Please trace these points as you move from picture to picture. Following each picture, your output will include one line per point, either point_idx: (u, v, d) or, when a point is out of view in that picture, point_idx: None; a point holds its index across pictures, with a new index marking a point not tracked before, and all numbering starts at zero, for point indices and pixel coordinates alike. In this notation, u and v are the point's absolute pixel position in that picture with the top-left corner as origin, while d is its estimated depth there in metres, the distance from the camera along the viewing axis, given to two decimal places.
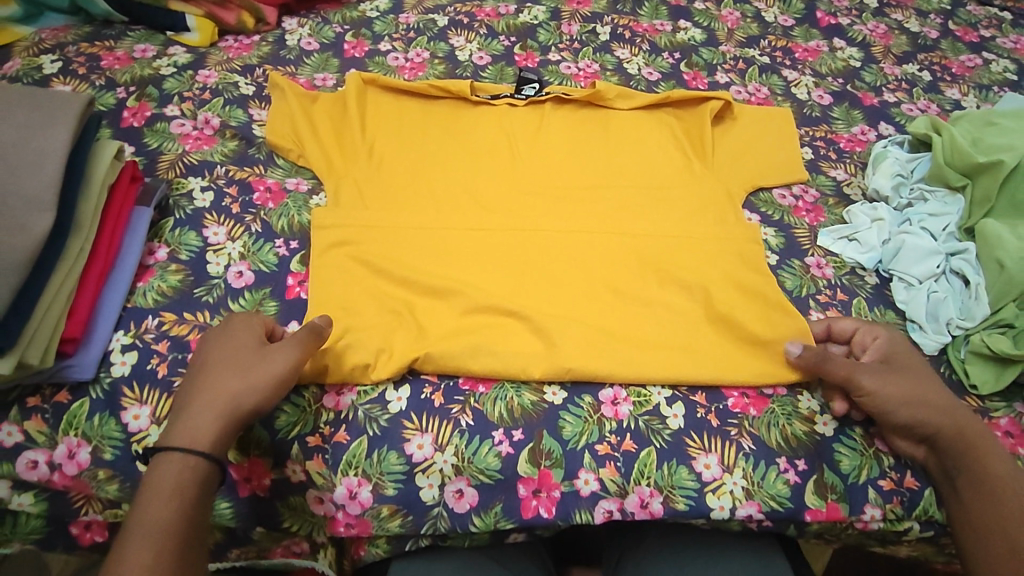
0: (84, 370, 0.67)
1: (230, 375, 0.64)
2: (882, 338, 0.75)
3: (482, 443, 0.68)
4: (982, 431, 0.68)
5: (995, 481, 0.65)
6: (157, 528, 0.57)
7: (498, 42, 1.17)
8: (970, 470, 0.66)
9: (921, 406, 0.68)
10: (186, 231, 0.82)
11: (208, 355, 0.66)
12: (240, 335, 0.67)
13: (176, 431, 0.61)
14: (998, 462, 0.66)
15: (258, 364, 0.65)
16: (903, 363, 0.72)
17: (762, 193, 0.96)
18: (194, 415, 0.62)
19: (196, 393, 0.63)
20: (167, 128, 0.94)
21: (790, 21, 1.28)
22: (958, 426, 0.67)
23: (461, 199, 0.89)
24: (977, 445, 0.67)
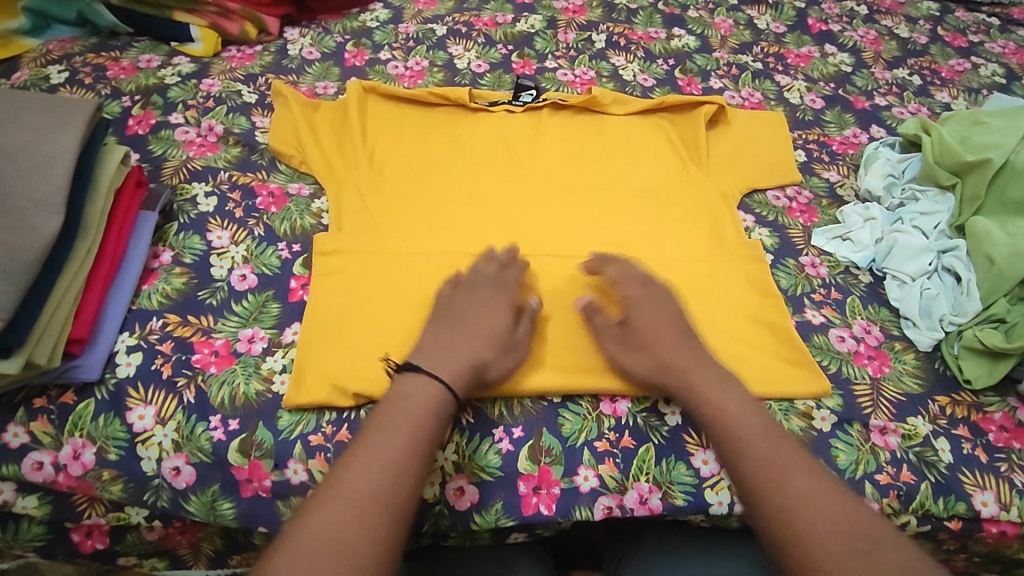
0: (90, 371, 0.68)
1: (499, 336, 0.70)
2: (642, 281, 0.76)
3: (481, 441, 0.69)
4: (726, 378, 0.69)
5: (759, 425, 0.64)
6: (415, 441, 0.59)
7: (496, 50, 1.19)
8: (722, 414, 0.65)
9: (654, 359, 0.70)
10: (190, 235, 0.83)
11: (439, 310, 0.72)
12: (500, 295, 0.73)
13: (437, 360, 0.66)
14: (748, 406, 0.66)
15: (510, 346, 0.71)
16: (664, 311, 0.74)
17: (757, 195, 0.97)
18: (454, 359, 0.66)
19: (457, 339, 0.68)
20: (171, 135, 0.96)
21: (782, 28, 1.31)
22: (682, 373, 0.68)
23: (461, 203, 0.91)
24: (707, 386, 0.67)
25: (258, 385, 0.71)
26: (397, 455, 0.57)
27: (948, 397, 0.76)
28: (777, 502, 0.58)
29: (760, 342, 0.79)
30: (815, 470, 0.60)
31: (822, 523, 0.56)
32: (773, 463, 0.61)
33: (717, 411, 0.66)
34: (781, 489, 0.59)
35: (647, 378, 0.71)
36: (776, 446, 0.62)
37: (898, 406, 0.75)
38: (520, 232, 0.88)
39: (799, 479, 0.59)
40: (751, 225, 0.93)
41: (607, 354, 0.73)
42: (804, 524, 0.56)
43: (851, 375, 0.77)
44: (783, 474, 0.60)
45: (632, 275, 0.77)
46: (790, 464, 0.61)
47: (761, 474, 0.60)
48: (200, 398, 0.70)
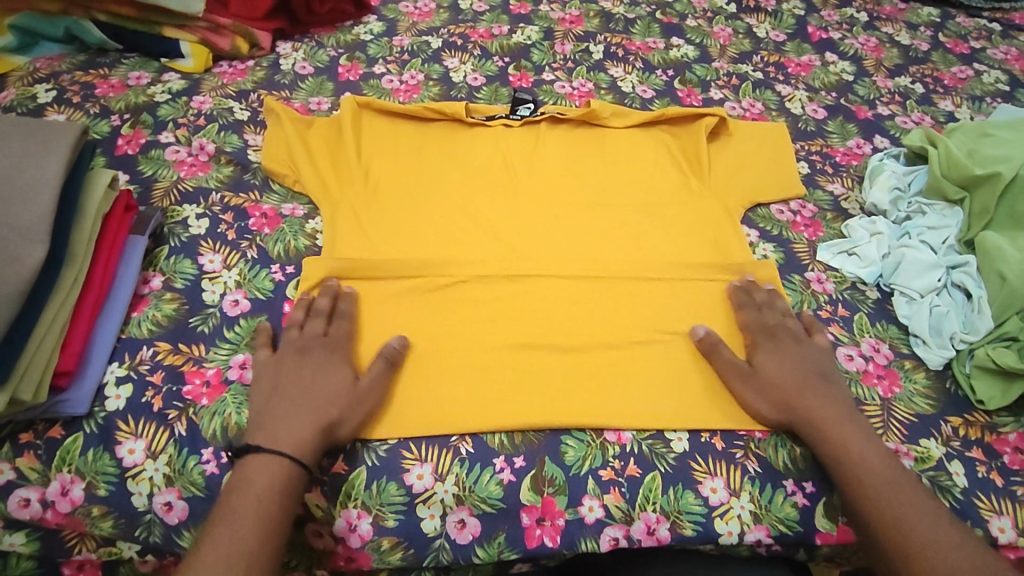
0: (78, 405, 0.66)
1: (337, 397, 0.67)
2: (771, 331, 0.76)
3: (482, 471, 0.67)
4: (850, 412, 0.69)
5: (882, 463, 0.65)
6: (267, 516, 0.59)
7: (492, 62, 1.17)
8: (844, 448, 0.66)
9: (775, 396, 0.71)
10: (182, 259, 0.81)
11: (290, 369, 0.69)
12: (319, 351, 0.71)
13: (273, 434, 0.64)
14: (869, 441, 0.67)
15: (358, 400, 0.68)
16: (789, 348, 0.74)
17: (760, 209, 0.96)
18: (286, 426, 0.64)
19: (294, 404, 0.66)
20: (161, 155, 0.94)
21: (781, 37, 1.29)
22: (803, 408, 0.69)
23: (460, 222, 0.89)
24: (831, 421, 0.68)
25: None
26: (253, 537, 0.58)
27: (960, 418, 0.74)
28: (905, 536, 0.60)
29: None
30: (929, 506, 0.63)
31: (947, 559, 0.59)
32: (896, 499, 0.63)
33: (839, 444, 0.66)
34: (902, 525, 0.61)
35: (768, 418, 0.70)
36: (898, 483, 0.64)
37: (910, 428, 0.73)
38: (520, 251, 0.86)
39: (924, 520, 0.61)
40: (755, 240, 0.91)
41: (730, 388, 0.73)
42: (934, 558, 0.59)
43: (861, 395, 0.75)
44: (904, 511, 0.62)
45: (759, 320, 0.77)
46: (905, 501, 0.62)
47: (880, 510, 0.62)
48: (191, 430, 0.67)
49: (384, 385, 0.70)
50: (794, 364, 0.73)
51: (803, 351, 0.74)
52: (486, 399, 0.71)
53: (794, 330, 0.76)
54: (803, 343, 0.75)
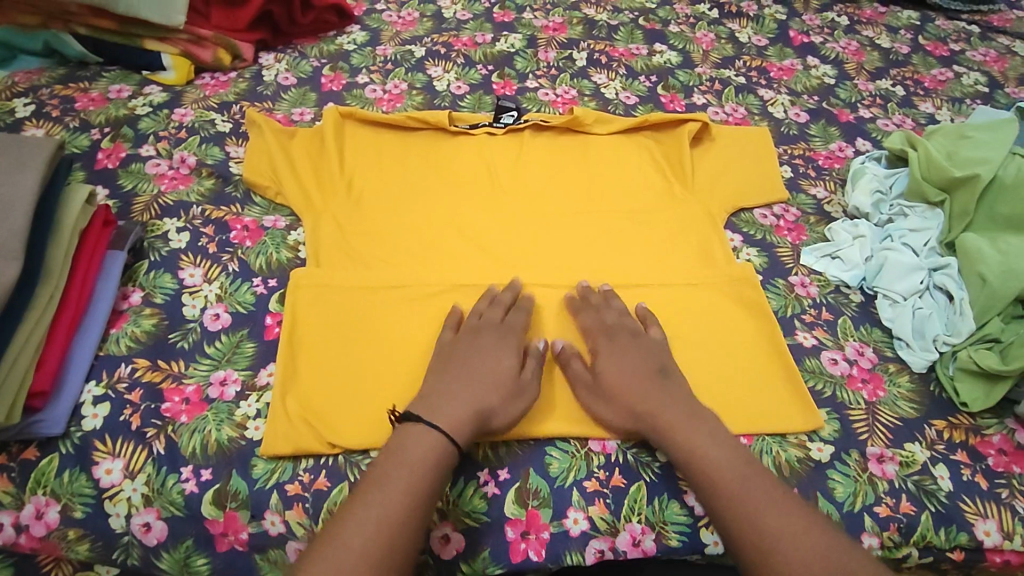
0: (53, 425, 0.65)
1: (499, 384, 0.69)
2: (610, 333, 0.75)
3: (467, 484, 0.67)
4: (693, 412, 0.68)
5: (726, 462, 0.63)
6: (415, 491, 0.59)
7: (476, 71, 1.17)
8: (686, 454, 0.65)
9: (623, 405, 0.69)
10: (161, 273, 0.80)
11: (467, 359, 0.70)
12: (493, 341, 0.73)
13: (442, 412, 0.65)
14: (720, 446, 0.65)
15: (520, 390, 0.69)
16: (630, 350, 0.73)
17: (744, 214, 0.96)
18: (456, 404, 0.66)
19: (472, 388, 0.67)
20: (142, 168, 0.93)
21: (764, 41, 1.30)
22: (649, 419, 0.67)
23: (444, 231, 0.89)
24: (676, 425, 0.66)
25: (231, 432, 0.68)
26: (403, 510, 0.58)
27: (944, 421, 0.74)
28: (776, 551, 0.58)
29: (753, 368, 0.77)
30: (801, 509, 0.61)
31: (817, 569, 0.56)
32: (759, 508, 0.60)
33: (689, 453, 0.64)
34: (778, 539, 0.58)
35: (622, 429, 0.69)
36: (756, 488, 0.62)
37: (894, 431, 0.73)
38: (503, 261, 0.86)
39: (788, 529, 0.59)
40: (738, 244, 0.91)
41: (581, 400, 0.72)
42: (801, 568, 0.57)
43: (845, 398, 0.75)
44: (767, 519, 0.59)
45: (607, 319, 0.76)
46: (768, 505, 0.60)
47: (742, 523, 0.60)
48: (170, 449, 0.67)
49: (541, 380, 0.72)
50: (637, 368, 0.71)
51: (645, 350, 0.73)
52: None
53: (634, 329, 0.75)
54: (643, 342, 0.74)
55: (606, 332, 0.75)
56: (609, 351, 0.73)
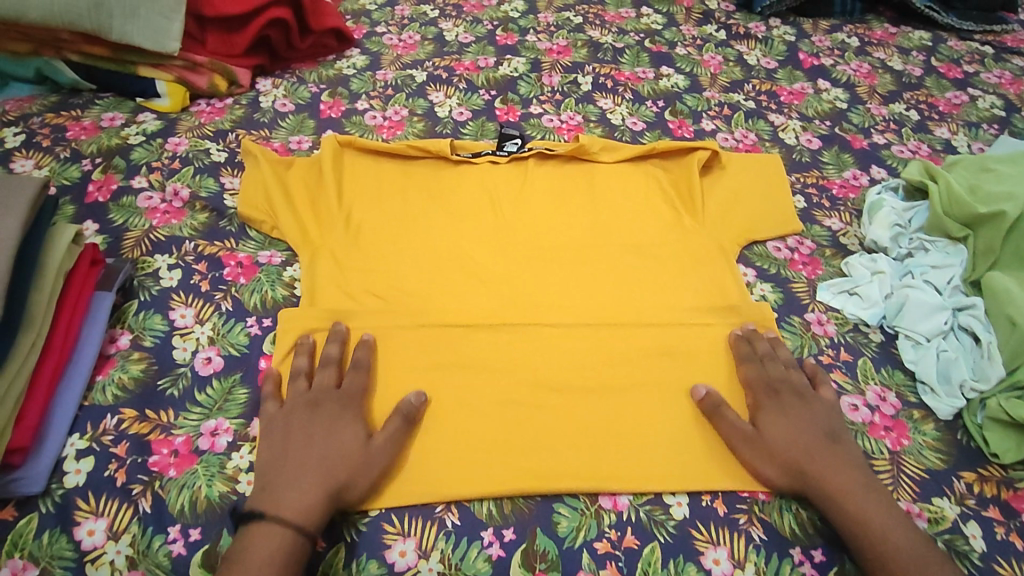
0: (34, 483, 0.62)
1: (349, 457, 0.64)
2: (774, 391, 0.71)
3: (469, 546, 0.62)
4: (865, 477, 0.65)
5: (905, 536, 0.60)
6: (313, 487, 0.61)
7: (478, 96, 1.15)
8: (860, 520, 0.61)
9: (790, 463, 0.66)
10: (152, 314, 0.77)
11: (306, 434, 0.65)
12: (336, 411, 0.68)
13: (289, 499, 0.60)
14: (891, 513, 0.62)
15: (370, 462, 0.64)
16: (795, 408, 0.70)
17: (757, 246, 0.93)
18: (305, 486, 0.61)
19: (314, 472, 0.62)
20: (133, 202, 0.90)
21: (773, 63, 1.27)
22: (817, 479, 0.64)
23: (446, 267, 0.85)
24: (847, 492, 0.63)
25: (222, 487, 0.65)
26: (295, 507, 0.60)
27: (974, 473, 0.70)
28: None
29: None
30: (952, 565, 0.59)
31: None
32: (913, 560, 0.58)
33: (862, 520, 0.61)
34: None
35: (783, 487, 0.66)
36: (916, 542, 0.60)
37: (921, 484, 0.69)
38: (508, 299, 0.82)
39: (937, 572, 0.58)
40: (752, 280, 0.88)
41: (738, 453, 0.68)
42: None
43: (869, 448, 0.71)
44: (920, 573, 0.58)
45: (774, 371, 0.73)
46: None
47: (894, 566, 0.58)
48: (157, 506, 0.63)
49: (400, 440, 0.67)
50: (793, 427, 0.68)
51: (812, 409, 0.69)
52: (473, 464, 0.67)
53: (801, 387, 0.71)
54: (811, 402, 0.70)
55: (773, 385, 0.71)
56: (775, 410, 0.70)
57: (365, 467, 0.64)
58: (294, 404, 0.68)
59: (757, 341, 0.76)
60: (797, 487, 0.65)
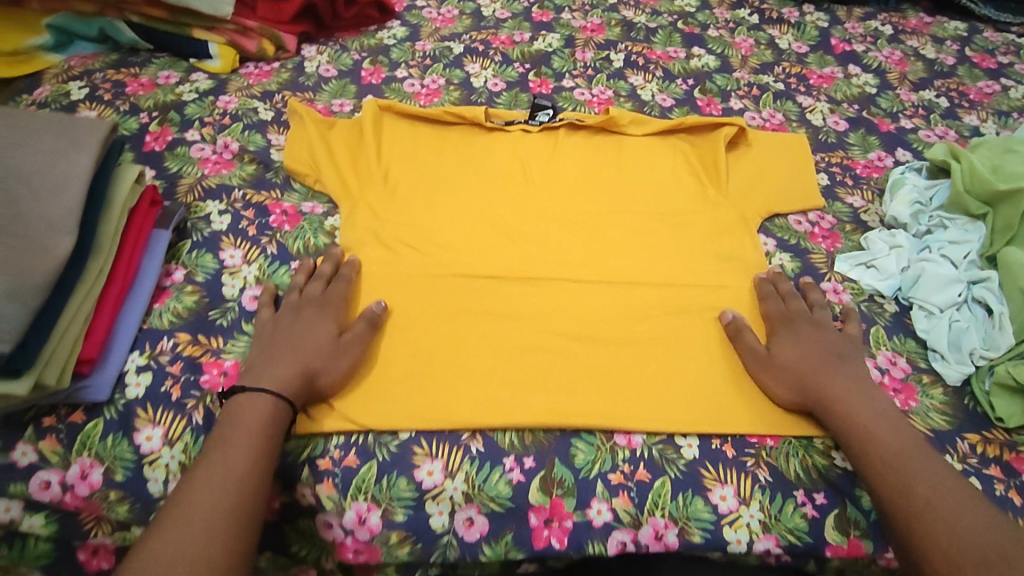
0: (99, 391, 0.67)
1: (320, 347, 0.70)
2: (790, 318, 0.78)
3: (492, 469, 0.67)
4: (866, 390, 0.70)
5: (897, 437, 0.65)
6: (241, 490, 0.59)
7: (513, 69, 1.19)
8: (858, 426, 0.66)
9: (791, 378, 0.72)
10: (203, 253, 0.83)
11: (291, 328, 0.72)
12: (320, 313, 0.75)
13: (269, 377, 0.67)
14: (885, 417, 0.67)
15: (339, 353, 0.71)
16: (807, 334, 0.75)
17: (778, 219, 0.95)
18: (284, 371, 0.67)
19: (289, 359, 0.69)
20: (187, 152, 0.96)
21: (804, 48, 1.29)
22: (819, 387, 0.70)
23: (477, 224, 0.90)
24: (845, 398, 0.69)
25: None
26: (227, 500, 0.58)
27: (978, 435, 0.73)
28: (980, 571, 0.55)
29: None
30: (997, 518, 0.59)
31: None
32: (965, 531, 0.57)
33: (859, 428, 0.66)
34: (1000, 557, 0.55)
35: (784, 398, 0.72)
36: (965, 509, 0.59)
37: None
38: (536, 255, 0.86)
39: (987, 536, 0.57)
40: (771, 250, 0.91)
41: (752, 374, 0.75)
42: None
43: None
44: (913, 468, 0.62)
45: (784, 303, 0.80)
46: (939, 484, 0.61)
47: (954, 550, 0.56)
48: (208, 420, 0.69)
49: (366, 340, 0.73)
50: (802, 351, 0.74)
51: (824, 336, 0.75)
52: (499, 398, 0.72)
53: (817, 320, 0.77)
54: (823, 327, 0.76)
55: (790, 315, 0.78)
56: (790, 337, 0.75)
57: (335, 358, 0.70)
58: (286, 308, 0.76)
59: (783, 282, 0.82)
60: (803, 401, 0.71)
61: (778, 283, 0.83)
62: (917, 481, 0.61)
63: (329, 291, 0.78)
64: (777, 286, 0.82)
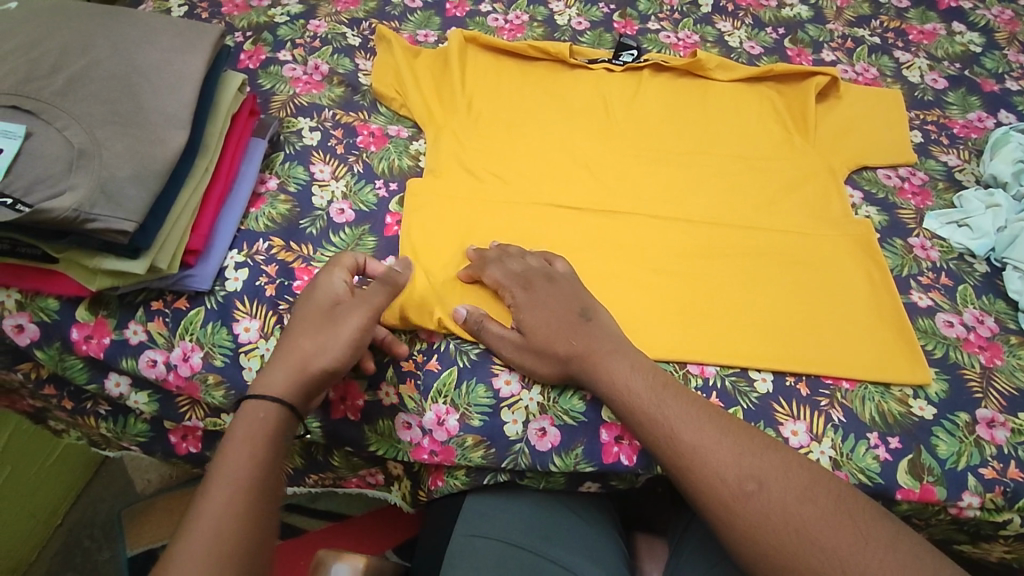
0: (202, 281, 0.72)
1: (312, 331, 0.64)
2: (525, 283, 0.72)
3: (569, 386, 0.70)
4: (675, 390, 0.63)
5: (715, 442, 0.59)
6: (253, 468, 0.55)
7: (598, 9, 1.16)
8: (669, 440, 0.60)
9: (621, 389, 0.64)
10: (295, 165, 0.86)
11: (292, 314, 0.67)
12: (319, 291, 0.67)
13: (261, 381, 0.61)
14: (695, 417, 0.61)
15: (331, 327, 0.64)
16: (545, 295, 0.70)
17: (866, 172, 0.93)
18: (277, 365, 0.62)
19: (282, 354, 0.63)
20: (279, 71, 0.98)
21: (905, 2, 1.22)
22: (643, 404, 0.62)
23: (558, 157, 0.90)
24: (653, 403, 0.62)
25: None
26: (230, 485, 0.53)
27: None
28: (752, 505, 0.56)
29: (860, 316, 0.76)
30: (758, 438, 0.60)
31: (829, 535, 0.54)
32: (724, 464, 0.58)
33: (672, 440, 0.60)
34: (762, 485, 0.57)
35: (612, 394, 0.64)
36: (714, 439, 0.59)
37: (1010, 400, 0.71)
38: (617, 191, 0.87)
39: (737, 459, 0.58)
40: (858, 201, 0.88)
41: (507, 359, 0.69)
42: (816, 540, 0.54)
43: (960, 360, 0.74)
44: (735, 477, 0.57)
45: (511, 270, 0.73)
46: (774, 488, 0.56)
47: (716, 487, 0.57)
48: None
49: (370, 302, 0.66)
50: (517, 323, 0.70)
51: (556, 293, 0.70)
52: None
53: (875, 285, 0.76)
54: (557, 286, 0.71)
55: (518, 282, 0.72)
56: (526, 303, 0.70)
57: (334, 329, 0.64)
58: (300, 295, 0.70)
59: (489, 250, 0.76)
60: (562, 371, 0.67)
61: (488, 255, 0.75)
62: (678, 429, 0.60)
63: (337, 264, 0.70)
64: (493, 258, 0.74)
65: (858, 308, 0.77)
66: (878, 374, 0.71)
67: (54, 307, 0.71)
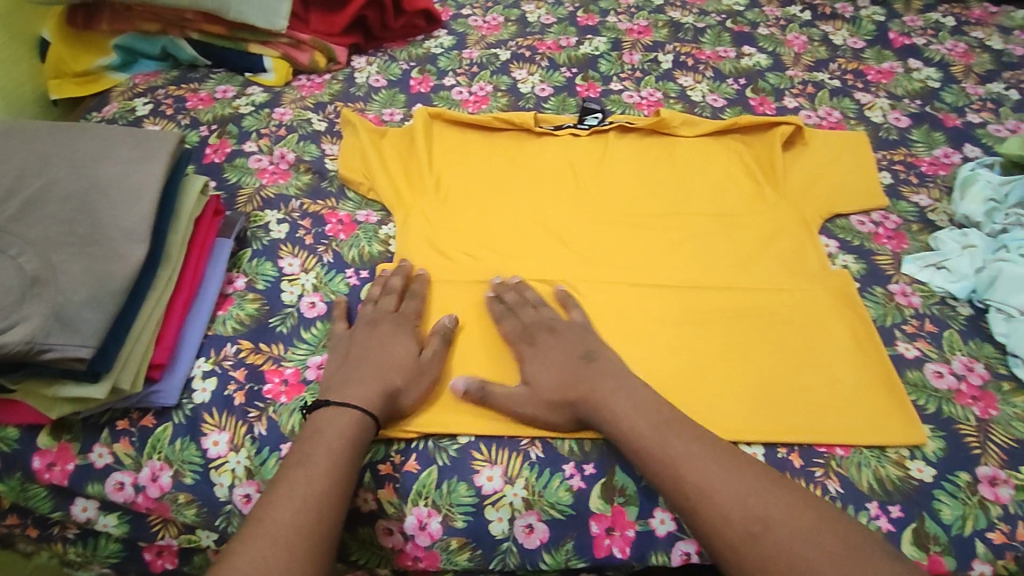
0: (168, 396, 0.70)
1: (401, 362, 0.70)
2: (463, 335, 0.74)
3: (553, 476, 0.67)
4: (720, 451, 0.63)
5: (771, 511, 0.58)
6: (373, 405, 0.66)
7: (560, 73, 1.18)
8: (724, 519, 0.58)
9: (666, 462, 0.62)
10: (263, 261, 0.85)
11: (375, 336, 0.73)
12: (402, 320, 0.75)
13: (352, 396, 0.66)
14: (752, 485, 0.60)
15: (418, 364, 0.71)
16: None
17: (839, 219, 0.92)
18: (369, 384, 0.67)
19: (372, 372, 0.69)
20: (245, 163, 0.98)
21: (860, 43, 1.24)
22: (694, 475, 0.61)
23: (529, 230, 0.89)
24: (709, 478, 0.60)
25: None
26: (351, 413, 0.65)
27: None
28: (759, 550, 0.56)
29: (846, 372, 0.74)
30: (763, 474, 0.61)
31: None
32: (784, 543, 0.56)
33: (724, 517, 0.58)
34: (767, 527, 0.57)
35: (658, 469, 0.62)
36: (773, 511, 0.58)
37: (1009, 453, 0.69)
38: (592, 262, 0.85)
39: (746, 501, 0.59)
40: (834, 251, 0.88)
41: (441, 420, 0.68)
42: None
43: (954, 414, 0.72)
44: (794, 552, 0.56)
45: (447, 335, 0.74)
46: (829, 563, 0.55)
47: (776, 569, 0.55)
48: (271, 429, 0.70)
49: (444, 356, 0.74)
50: None
51: None
52: None
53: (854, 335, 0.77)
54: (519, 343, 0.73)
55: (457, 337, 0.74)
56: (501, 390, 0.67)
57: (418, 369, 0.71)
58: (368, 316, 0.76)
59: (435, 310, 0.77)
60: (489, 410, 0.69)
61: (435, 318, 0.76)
62: (731, 505, 0.59)
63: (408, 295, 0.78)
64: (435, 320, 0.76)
65: (845, 366, 0.75)
66: (872, 439, 0.69)
67: (14, 435, 0.69)
